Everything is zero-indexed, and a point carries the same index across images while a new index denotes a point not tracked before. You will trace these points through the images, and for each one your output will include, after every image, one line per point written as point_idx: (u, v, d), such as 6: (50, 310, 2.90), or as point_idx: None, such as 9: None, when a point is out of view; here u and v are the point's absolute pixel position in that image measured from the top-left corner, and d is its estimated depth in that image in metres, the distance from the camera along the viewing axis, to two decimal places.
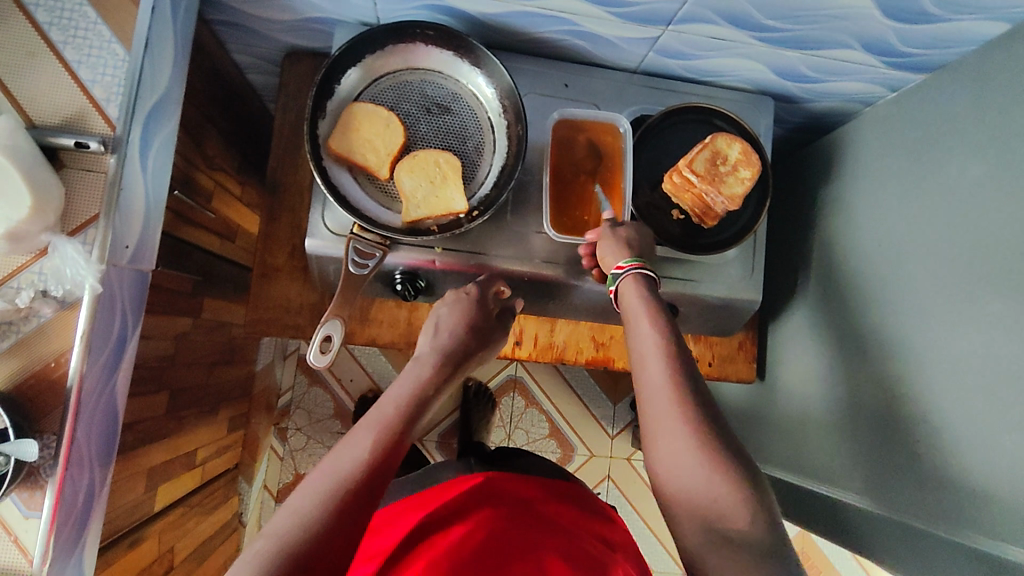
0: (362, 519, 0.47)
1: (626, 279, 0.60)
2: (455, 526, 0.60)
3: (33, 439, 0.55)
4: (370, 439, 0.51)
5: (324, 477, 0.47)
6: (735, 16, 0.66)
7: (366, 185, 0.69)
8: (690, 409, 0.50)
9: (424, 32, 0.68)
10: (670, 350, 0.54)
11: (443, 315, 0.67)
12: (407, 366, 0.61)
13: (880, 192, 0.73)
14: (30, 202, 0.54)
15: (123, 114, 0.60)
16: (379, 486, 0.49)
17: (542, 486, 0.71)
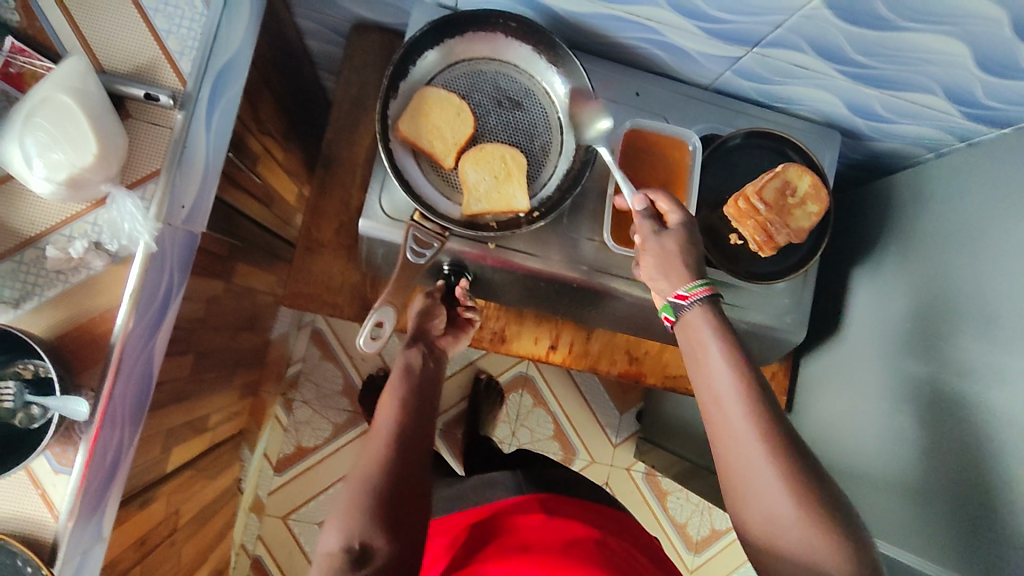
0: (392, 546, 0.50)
1: (698, 306, 0.57)
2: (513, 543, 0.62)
3: (82, 399, 0.53)
4: (377, 445, 0.55)
5: (349, 486, 0.53)
6: (823, 46, 0.64)
7: (428, 171, 0.67)
8: (770, 428, 0.51)
9: (506, 23, 0.67)
10: (742, 368, 0.54)
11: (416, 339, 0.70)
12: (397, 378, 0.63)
13: (938, 242, 0.73)
14: (95, 150, 0.52)
15: (195, 71, 0.58)
16: (407, 486, 0.53)
17: (594, 509, 0.71)
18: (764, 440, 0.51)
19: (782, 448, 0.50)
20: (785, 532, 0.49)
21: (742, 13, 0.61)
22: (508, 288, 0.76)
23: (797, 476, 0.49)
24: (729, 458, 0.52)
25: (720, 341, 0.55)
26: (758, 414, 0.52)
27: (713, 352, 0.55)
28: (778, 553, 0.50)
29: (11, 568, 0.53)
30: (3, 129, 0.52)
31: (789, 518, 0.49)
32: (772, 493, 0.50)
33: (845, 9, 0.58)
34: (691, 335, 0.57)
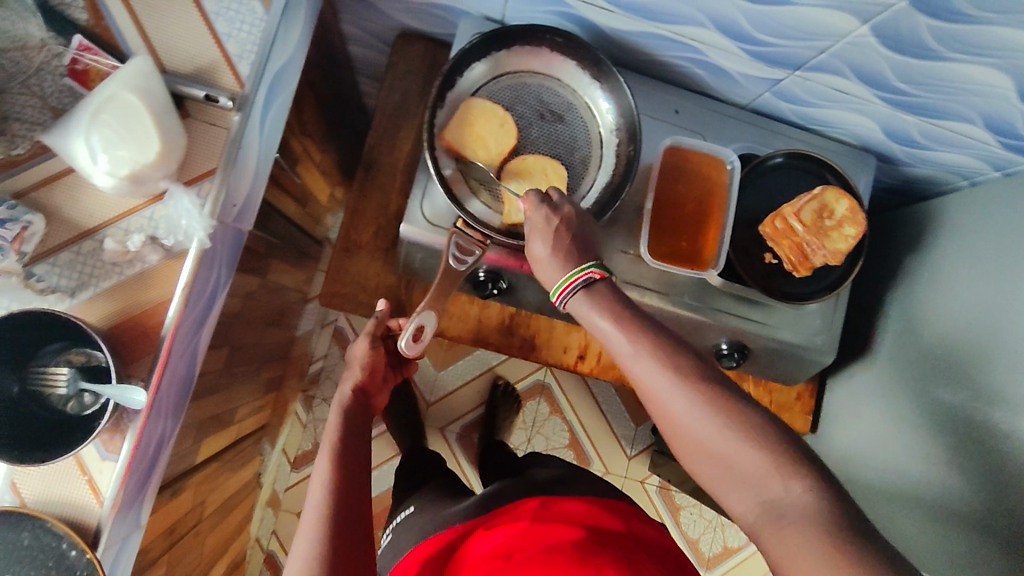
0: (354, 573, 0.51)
1: (578, 294, 0.53)
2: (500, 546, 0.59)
3: (141, 388, 0.55)
4: (322, 489, 0.55)
5: (303, 533, 0.52)
6: (866, 72, 0.65)
7: (470, 180, 0.69)
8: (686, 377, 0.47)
9: (553, 39, 0.68)
10: (630, 325, 0.50)
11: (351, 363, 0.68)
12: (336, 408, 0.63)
13: (972, 269, 0.73)
14: (157, 148, 0.54)
15: (253, 74, 0.60)
16: (352, 530, 0.52)
17: (598, 501, 0.67)
18: (678, 384, 0.47)
19: (699, 384, 0.47)
20: (735, 473, 0.45)
21: (788, 37, 0.63)
22: (541, 297, 0.77)
23: (724, 408, 0.46)
24: (661, 417, 0.49)
25: (603, 309, 0.52)
26: (663, 358, 0.48)
27: (597, 317, 0.52)
28: (739, 497, 0.45)
29: (54, 552, 0.54)
30: (70, 123, 0.54)
31: (732, 455, 0.45)
32: (709, 434, 0.46)
33: (892, 37, 0.59)
34: (585, 308, 0.53)
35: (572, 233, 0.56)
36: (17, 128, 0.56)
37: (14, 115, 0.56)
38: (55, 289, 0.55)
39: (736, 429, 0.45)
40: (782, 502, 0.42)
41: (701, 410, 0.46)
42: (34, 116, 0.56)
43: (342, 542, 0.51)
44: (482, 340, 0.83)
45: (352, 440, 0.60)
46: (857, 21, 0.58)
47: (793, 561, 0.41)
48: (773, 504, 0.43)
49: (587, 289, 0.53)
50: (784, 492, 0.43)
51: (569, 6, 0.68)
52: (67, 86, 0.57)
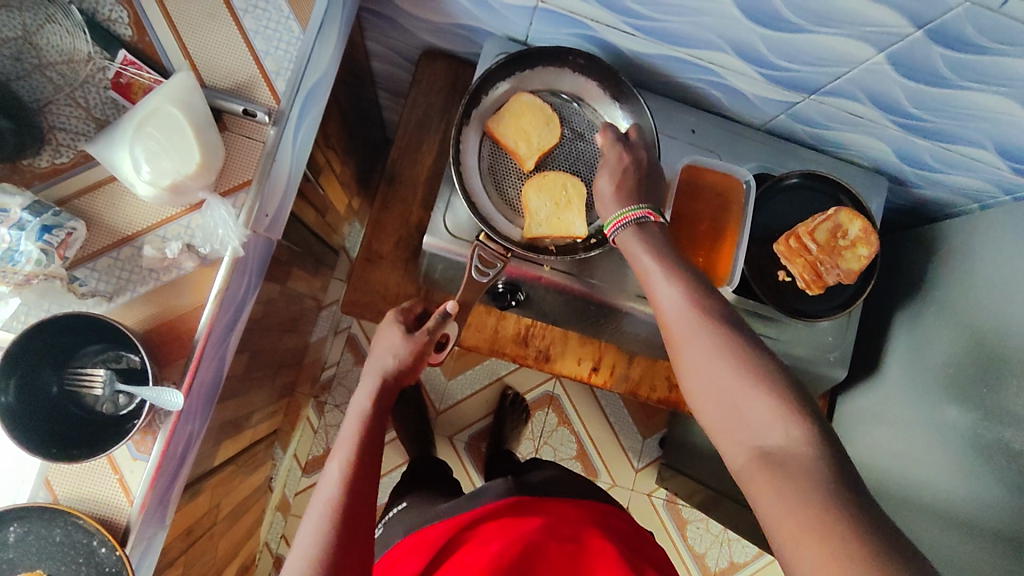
0: (357, 551, 0.50)
1: (629, 225, 0.58)
2: (488, 535, 0.62)
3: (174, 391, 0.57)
4: (338, 474, 0.54)
5: (312, 517, 0.51)
6: (881, 97, 0.67)
7: (492, 196, 0.71)
8: (713, 323, 0.50)
9: (575, 61, 0.71)
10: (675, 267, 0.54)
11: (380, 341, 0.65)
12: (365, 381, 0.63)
13: (983, 290, 0.74)
14: (198, 159, 0.56)
15: (289, 90, 0.63)
16: (360, 524, 0.51)
17: (579, 502, 0.70)
18: (701, 321, 0.50)
19: (722, 328, 0.49)
20: (738, 413, 0.46)
21: (805, 63, 0.65)
22: (557, 309, 0.79)
23: (739, 351, 0.48)
24: (678, 350, 0.51)
25: (649, 250, 0.56)
26: (694, 299, 0.52)
27: (645, 260, 0.56)
28: (735, 437, 0.46)
29: (86, 548, 0.55)
30: (115, 134, 0.57)
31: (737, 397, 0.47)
32: (717, 371, 0.48)
33: (906, 66, 0.61)
34: (638, 244, 0.57)
35: (632, 174, 0.61)
36: (62, 138, 0.59)
37: (59, 125, 0.59)
38: (94, 293, 0.57)
39: (747, 372, 0.47)
40: (778, 448, 0.44)
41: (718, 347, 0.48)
42: (79, 126, 0.59)
43: (349, 535, 0.50)
44: (498, 351, 0.84)
45: (376, 425, 0.59)
46: (872, 50, 0.60)
47: (780, 509, 0.41)
48: (766, 448, 0.44)
49: (642, 226, 0.58)
50: (779, 436, 0.44)
51: (592, 28, 0.70)
52: (111, 98, 0.59)
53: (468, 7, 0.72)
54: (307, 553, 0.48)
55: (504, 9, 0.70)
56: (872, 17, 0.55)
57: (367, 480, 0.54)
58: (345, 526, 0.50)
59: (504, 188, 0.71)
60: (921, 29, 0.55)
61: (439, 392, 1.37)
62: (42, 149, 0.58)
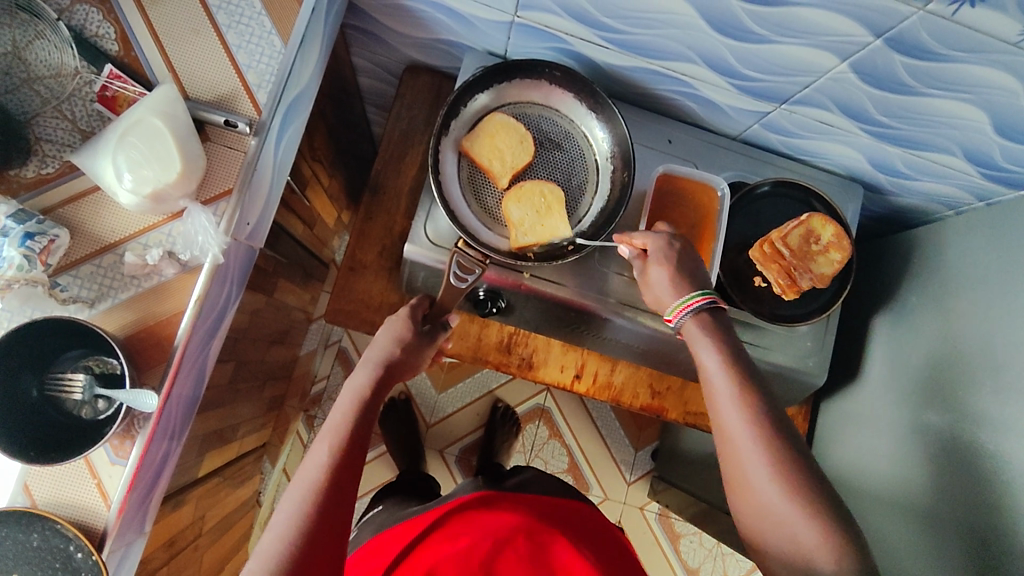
0: (338, 533, 0.50)
1: (697, 315, 0.61)
2: (451, 535, 0.63)
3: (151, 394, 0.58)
4: (326, 456, 0.52)
5: (293, 496, 0.50)
6: (849, 106, 0.69)
7: (470, 205, 0.72)
8: (766, 432, 0.54)
9: (552, 72, 0.73)
10: (738, 369, 0.58)
11: (382, 330, 0.65)
12: (359, 364, 0.62)
13: (959, 291, 0.75)
14: (179, 168, 0.58)
15: (270, 101, 0.64)
16: (339, 507, 0.50)
17: (547, 502, 0.72)
18: (762, 438, 0.53)
19: (780, 452, 0.53)
20: (791, 539, 0.50)
21: (773, 72, 0.67)
22: (538, 316, 0.80)
23: (798, 483, 0.51)
24: (733, 463, 0.55)
25: (712, 346, 0.59)
26: (753, 413, 0.55)
27: (711, 354, 0.59)
28: (783, 560, 0.51)
29: (62, 553, 0.55)
30: (99, 145, 0.58)
31: (789, 528, 0.50)
32: (768, 496, 0.52)
33: (870, 73, 0.63)
34: (704, 335, 0.60)
35: (686, 258, 0.64)
36: (48, 149, 0.60)
37: (45, 137, 0.60)
38: (76, 299, 0.58)
39: (798, 497, 0.50)
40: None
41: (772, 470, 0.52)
42: (65, 138, 0.61)
43: (326, 521, 0.49)
44: (481, 359, 0.85)
45: (369, 411, 0.58)
46: (836, 59, 0.62)
47: None
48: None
49: (709, 318, 0.61)
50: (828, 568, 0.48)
51: (567, 42, 0.73)
52: (96, 111, 0.61)
53: (447, 23, 0.75)
54: (282, 534, 0.47)
55: (482, 24, 0.73)
56: (831, 26, 0.57)
57: (355, 466, 0.53)
58: (322, 511, 0.49)
59: (482, 197, 0.73)
60: (880, 37, 0.57)
61: (430, 405, 1.37)
62: (28, 160, 0.60)
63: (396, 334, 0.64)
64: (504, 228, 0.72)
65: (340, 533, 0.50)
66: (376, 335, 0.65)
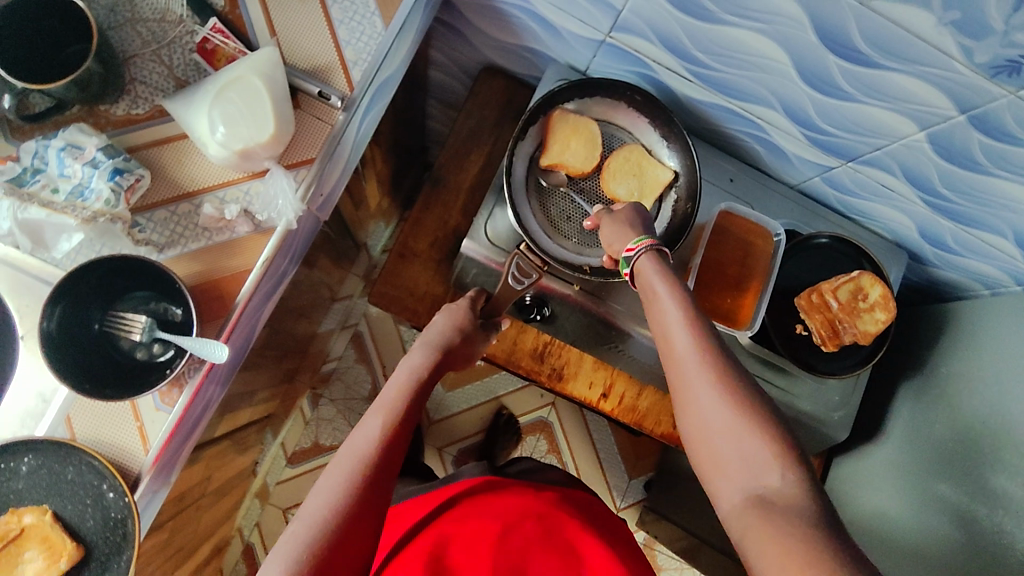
0: (380, 507, 0.49)
1: (644, 255, 0.57)
2: (459, 519, 0.62)
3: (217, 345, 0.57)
4: (378, 429, 0.52)
5: (343, 462, 0.50)
6: (914, 173, 0.71)
7: (534, 211, 0.73)
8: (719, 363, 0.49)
9: (632, 96, 0.75)
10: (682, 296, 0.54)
11: (436, 320, 0.66)
12: (414, 348, 0.63)
13: (989, 368, 0.77)
14: (272, 129, 0.58)
15: (364, 80, 0.65)
16: (385, 481, 0.50)
17: (558, 489, 0.72)
18: (703, 358, 0.50)
19: (725, 377, 0.49)
20: (739, 461, 0.46)
21: (849, 130, 0.69)
22: (578, 329, 0.81)
23: (745, 406, 0.47)
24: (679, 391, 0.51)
25: (659, 276, 0.55)
26: (699, 333, 0.51)
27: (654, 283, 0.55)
28: (728, 479, 0.47)
29: (95, 490, 0.55)
30: (194, 95, 0.59)
31: (733, 446, 0.47)
32: (709, 412, 0.48)
33: (945, 146, 0.65)
34: (644, 276, 0.57)
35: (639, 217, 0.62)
36: (141, 90, 0.61)
37: (140, 79, 0.61)
38: (148, 241, 0.59)
39: (743, 411, 0.47)
40: (772, 494, 0.44)
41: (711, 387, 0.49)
42: (159, 83, 0.62)
43: (371, 491, 0.48)
44: (513, 363, 0.85)
45: (422, 392, 0.58)
46: (916, 127, 0.64)
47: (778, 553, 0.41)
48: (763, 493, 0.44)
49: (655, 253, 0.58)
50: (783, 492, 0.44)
51: (651, 68, 0.75)
52: (194, 61, 0.62)
53: (538, 32, 0.77)
54: (329, 497, 0.47)
55: (572, 38, 0.75)
56: (918, 95, 0.60)
57: (402, 446, 0.53)
58: (370, 482, 0.49)
59: (547, 206, 0.74)
60: (965, 113, 0.59)
61: (437, 402, 1.38)
62: (121, 98, 0.61)
63: (454, 323, 0.65)
64: (563, 239, 0.73)
65: (381, 507, 0.49)
66: (430, 323, 0.66)
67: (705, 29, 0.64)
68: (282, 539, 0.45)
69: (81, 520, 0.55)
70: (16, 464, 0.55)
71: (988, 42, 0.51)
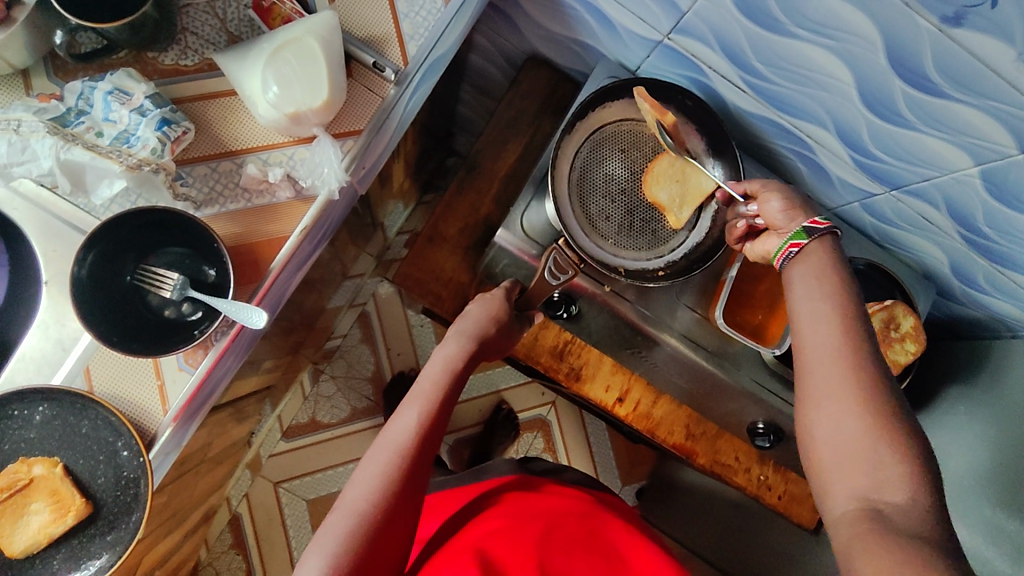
0: (414, 500, 0.50)
1: (823, 238, 0.53)
2: (500, 513, 0.62)
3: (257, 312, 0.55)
4: (413, 421, 0.53)
5: (379, 456, 0.51)
6: (958, 208, 0.70)
7: (574, 208, 0.72)
8: (866, 369, 0.47)
9: (684, 101, 0.73)
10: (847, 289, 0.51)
11: (471, 307, 0.65)
12: (447, 339, 0.63)
13: (1006, 409, 0.77)
14: (325, 95, 0.57)
15: (420, 55, 0.63)
16: (419, 476, 0.51)
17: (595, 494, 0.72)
18: (847, 350, 0.48)
19: (868, 379, 0.47)
20: (866, 469, 0.45)
21: (900, 158, 0.68)
22: (602, 331, 0.80)
23: (880, 411, 0.46)
24: (812, 386, 0.49)
25: (828, 266, 0.52)
26: (850, 331, 0.48)
27: (823, 268, 0.52)
28: (847, 484, 0.45)
29: (108, 447, 0.54)
30: (249, 51, 0.57)
31: (862, 448, 0.45)
32: (840, 405, 0.47)
33: (998, 183, 0.64)
34: (812, 258, 0.53)
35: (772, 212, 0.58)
36: (192, 41, 0.59)
37: (191, 29, 0.59)
38: (187, 197, 0.57)
39: (880, 415, 0.45)
40: (895, 509, 0.43)
41: (850, 380, 0.47)
42: (211, 35, 0.60)
43: (405, 483, 0.50)
44: (532, 358, 0.84)
45: (457, 382, 0.58)
46: (971, 161, 0.63)
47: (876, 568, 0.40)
48: (880, 506, 0.43)
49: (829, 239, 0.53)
50: (904, 506, 0.43)
51: (706, 75, 0.74)
52: (249, 17, 0.60)
53: (593, 26, 0.75)
54: (366, 489, 0.49)
55: (629, 36, 0.74)
56: (981, 129, 0.59)
57: (436, 437, 0.54)
58: (404, 474, 0.50)
59: (587, 203, 0.73)
60: None
61: None
62: (171, 47, 0.59)
63: (488, 312, 0.64)
64: (600, 238, 0.72)
65: (415, 500, 0.50)
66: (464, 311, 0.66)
67: (772, 40, 0.63)
68: (321, 528, 0.48)
69: (92, 477, 0.54)
70: (29, 413, 0.53)
71: None
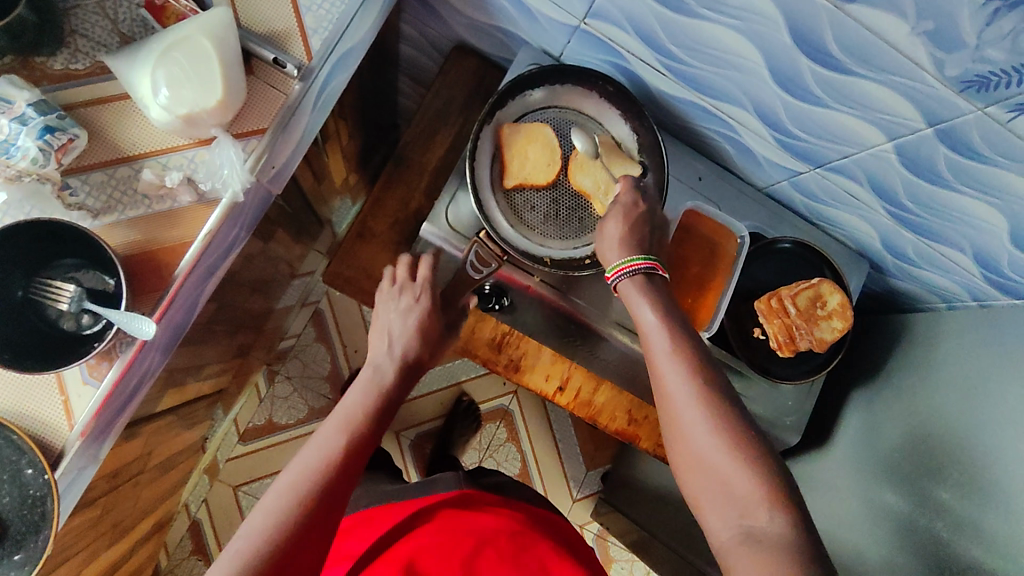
0: (314, 536, 0.50)
1: (634, 277, 0.59)
2: (431, 533, 0.62)
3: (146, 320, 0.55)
4: (319, 458, 0.54)
5: (277, 496, 0.51)
6: (879, 183, 0.70)
7: (497, 198, 0.72)
8: (712, 403, 0.51)
9: (604, 86, 0.73)
10: (676, 326, 0.55)
11: (393, 319, 0.66)
12: (363, 371, 0.63)
13: (936, 379, 0.78)
14: (219, 95, 0.55)
15: (324, 50, 0.62)
16: (324, 512, 0.51)
17: (533, 512, 0.73)
18: (697, 390, 0.52)
19: (715, 409, 0.51)
20: (727, 494, 0.48)
21: (818, 135, 0.68)
22: (537, 321, 0.80)
23: (733, 437, 0.49)
24: (674, 429, 0.53)
25: (649, 303, 0.57)
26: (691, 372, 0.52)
27: (646, 309, 0.57)
28: (720, 515, 0.49)
29: (12, 466, 0.53)
30: (138, 52, 0.56)
31: (725, 470, 0.49)
32: (700, 441, 0.50)
33: (911, 158, 0.64)
34: (633, 300, 0.58)
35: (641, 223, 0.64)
36: (82, 44, 0.57)
37: (81, 31, 0.58)
38: (81, 206, 0.56)
39: (726, 437, 0.49)
40: (758, 529, 0.46)
41: (693, 416, 0.51)
42: (102, 37, 0.58)
43: (305, 520, 0.50)
44: (470, 351, 0.84)
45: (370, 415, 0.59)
46: (883, 137, 0.63)
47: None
48: (750, 530, 0.47)
49: (645, 276, 0.59)
50: (764, 521, 0.46)
51: (625, 59, 0.73)
52: (141, 17, 0.58)
53: (511, 13, 0.74)
54: (262, 530, 0.49)
55: (546, 22, 0.72)
56: (888, 105, 0.59)
57: (345, 472, 0.54)
58: (306, 511, 0.50)
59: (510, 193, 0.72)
60: (932, 126, 0.58)
61: None
62: (59, 51, 0.57)
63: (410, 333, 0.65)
64: (525, 228, 0.72)
65: (316, 537, 0.50)
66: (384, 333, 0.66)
67: (680, 22, 0.62)
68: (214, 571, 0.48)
69: None
70: None
71: (959, 56, 0.50)
